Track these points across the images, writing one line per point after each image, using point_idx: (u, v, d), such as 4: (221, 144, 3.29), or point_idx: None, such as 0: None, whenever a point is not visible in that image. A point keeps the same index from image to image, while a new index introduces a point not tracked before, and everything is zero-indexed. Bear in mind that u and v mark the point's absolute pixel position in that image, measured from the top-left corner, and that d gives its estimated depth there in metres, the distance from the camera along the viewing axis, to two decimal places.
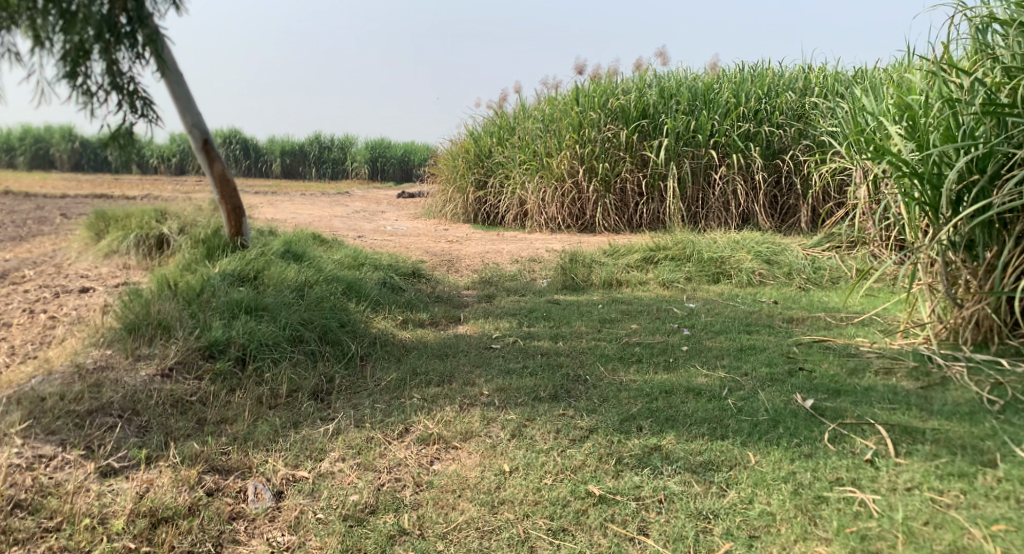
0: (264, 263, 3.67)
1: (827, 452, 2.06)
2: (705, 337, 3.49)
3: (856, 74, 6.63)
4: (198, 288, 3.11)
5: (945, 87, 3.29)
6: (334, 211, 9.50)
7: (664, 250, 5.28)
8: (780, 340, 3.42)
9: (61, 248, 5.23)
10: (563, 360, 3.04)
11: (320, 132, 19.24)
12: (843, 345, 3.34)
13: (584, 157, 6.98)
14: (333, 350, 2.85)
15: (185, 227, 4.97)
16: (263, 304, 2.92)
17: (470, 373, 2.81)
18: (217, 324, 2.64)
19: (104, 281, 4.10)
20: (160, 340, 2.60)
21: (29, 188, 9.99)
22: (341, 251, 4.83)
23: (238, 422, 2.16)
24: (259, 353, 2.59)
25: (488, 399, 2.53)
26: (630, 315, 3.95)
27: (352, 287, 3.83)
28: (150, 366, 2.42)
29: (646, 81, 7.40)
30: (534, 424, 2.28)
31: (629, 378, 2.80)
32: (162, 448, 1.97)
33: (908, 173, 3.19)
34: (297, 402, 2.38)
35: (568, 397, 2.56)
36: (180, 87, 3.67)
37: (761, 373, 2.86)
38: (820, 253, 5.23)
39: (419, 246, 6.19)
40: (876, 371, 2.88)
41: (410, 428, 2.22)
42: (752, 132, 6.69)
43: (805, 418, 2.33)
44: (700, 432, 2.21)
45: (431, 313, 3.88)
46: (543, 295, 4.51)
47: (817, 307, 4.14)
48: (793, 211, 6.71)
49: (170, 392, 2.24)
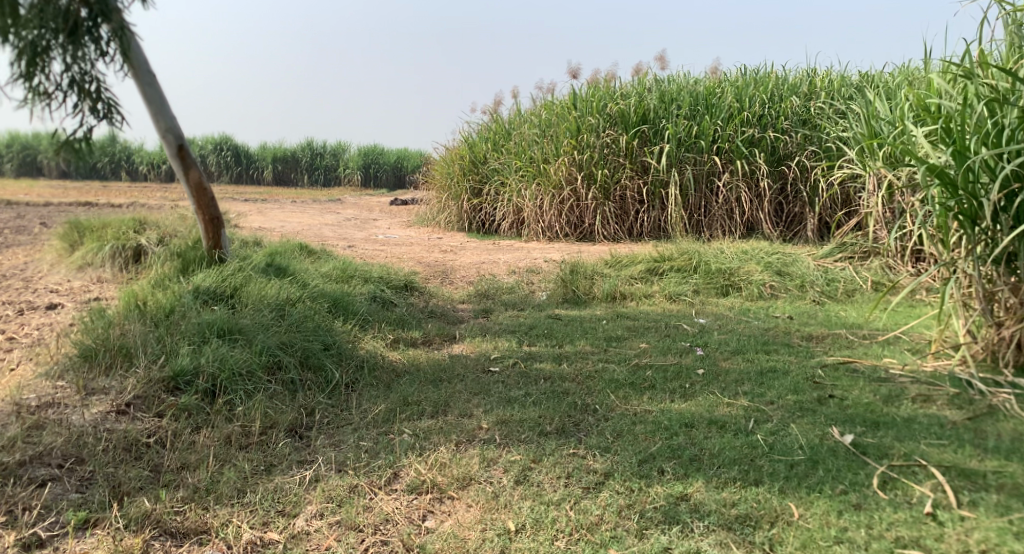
0: (243, 278, 3.38)
1: (880, 503, 1.82)
2: (720, 358, 3.22)
3: (864, 79, 6.41)
4: (167, 308, 2.82)
5: (980, 89, 3.02)
6: (325, 219, 9.21)
7: (669, 261, 5.02)
8: (802, 362, 3.16)
9: (34, 260, 4.92)
10: (568, 386, 2.76)
11: (311, 138, 18.95)
12: (871, 367, 3.07)
13: (582, 164, 6.72)
14: (315, 378, 2.58)
15: (164, 238, 4.68)
16: (239, 327, 2.63)
17: (468, 401, 2.54)
18: (184, 350, 2.36)
19: (74, 297, 3.80)
20: (120, 370, 2.33)
21: (11, 195, 9.66)
22: (329, 263, 4.55)
23: (200, 468, 1.88)
24: (231, 385, 2.30)
25: (488, 434, 2.25)
26: (637, 333, 3.69)
27: (338, 303, 3.55)
28: (104, 402, 2.14)
29: (645, 85, 7.14)
30: (541, 467, 2.00)
31: (643, 408, 2.52)
32: (104, 506, 1.69)
33: (943, 181, 2.92)
34: (273, 441, 2.10)
35: (577, 431, 2.29)
36: (152, 90, 3.38)
37: (789, 402, 2.59)
38: (833, 264, 4.98)
39: (412, 257, 5.91)
40: (913, 398, 2.62)
41: (399, 473, 1.95)
42: (756, 137, 6.45)
43: (846, 458, 2.07)
44: (730, 477, 1.95)
45: (423, 331, 3.59)
46: (543, 310, 4.24)
47: (835, 323, 3.88)
48: (799, 220, 6.48)
49: (123, 434, 1.97)
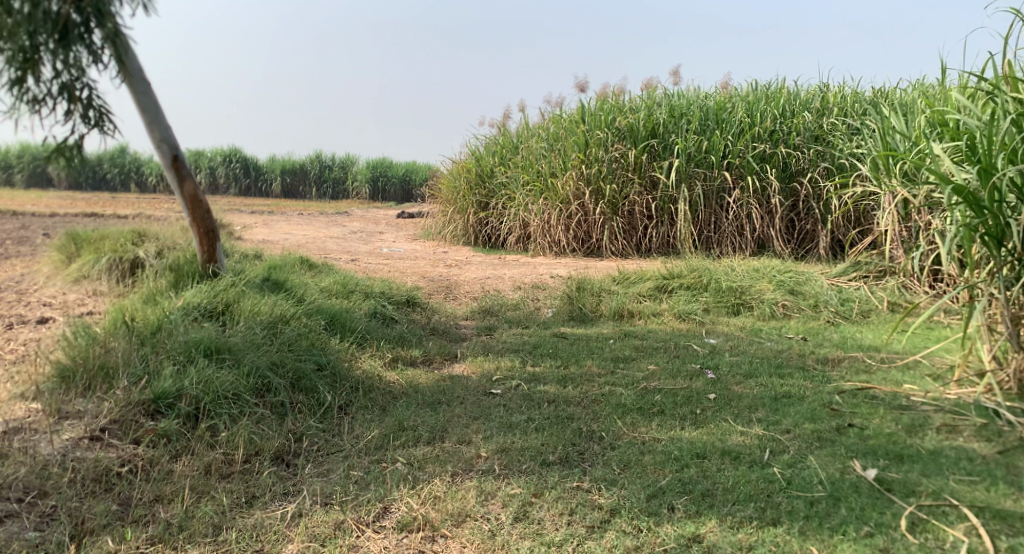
0: (236, 294, 3.27)
1: (909, 547, 1.68)
2: (733, 382, 3.07)
3: (878, 94, 6.30)
4: (155, 325, 2.71)
5: (1006, 105, 2.91)
6: (331, 232, 9.12)
7: (678, 278, 4.88)
8: (818, 387, 3.01)
9: (31, 271, 4.82)
10: (572, 411, 2.62)
11: (320, 152, 18.98)
12: (891, 394, 2.92)
13: (590, 178, 6.60)
14: (307, 400, 2.46)
15: (163, 251, 4.59)
16: (228, 345, 2.52)
17: (467, 428, 2.40)
18: (167, 372, 2.25)
19: (67, 311, 3.70)
20: (99, 392, 2.21)
21: (17, 206, 9.61)
22: (329, 278, 4.44)
23: (174, 502, 1.79)
24: (216, 410, 2.19)
25: (487, 464, 2.12)
26: (645, 353, 3.55)
27: (336, 320, 3.43)
28: (78, 427, 2.03)
29: (655, 99, 7.04)
30: (541, 502, 1.88)
31: (652, 436, 2.38)
32: (63, 546, 1.60)
33: (968, 200, 2.80)
34: (256, 470, 1.99)
35: (581, 461, 2.16)
36: (146, 98, 3.30)
37: (806, 431, 2.44)
38: (848, 283, 4.82)
39: (416, 271, 5.80)
40: (937, 429, 2.47)
41: (389, 508, 1.84)
42: (768, 152, 6.33)
43: (870, 495, 1.93)
44: (746, 516, 1.82)
45: (424, 350, 3.47)
46: (548, 328, 4.11)
47: (852, 345, 3.73)
48: (811, 237, 6.34)
49: (93, 463, 1.87)
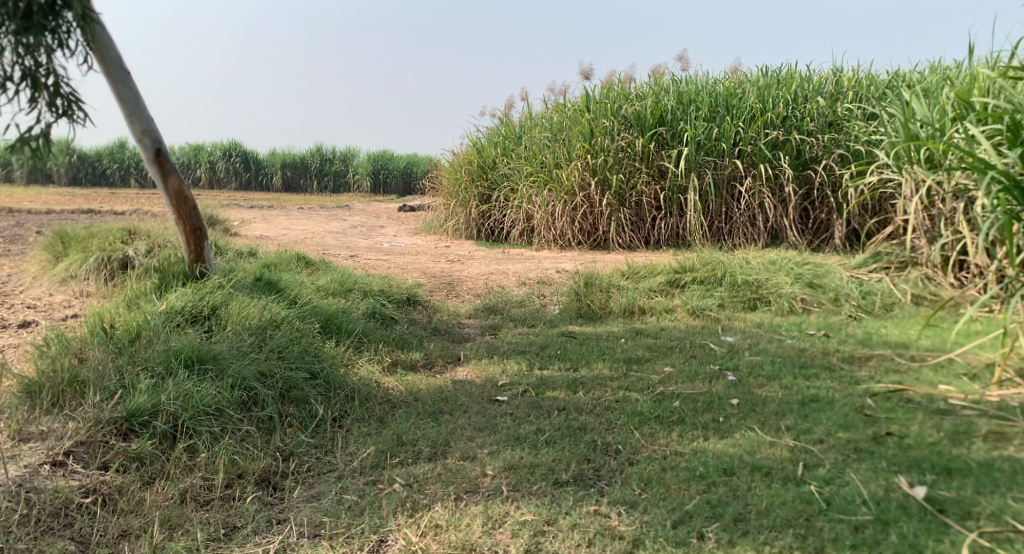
0: (224, 296, 3.07)
1: None
2: (755, 384, 2.86)
3: (894, 78, 6.06)
4: (135, 331, 2.51)
5: None
6: (332, 227, 8.91)
7: (691, 271, 4.66)
8: (847, 389, 2.80)
9: (18, 272, 4.62)
10: (585, 420, 2.42)
11: (320, 145, 18.75)
12: (927, 397, 2.70)
13: (596, 169, 6.37)
14: (298, 412, 2.27)
15: (154, 249, 4.39)
16: (212, 354, 2.32)
17: (471, 441, 2.20)
18: (143, 385, 2.06)
19: (51, 314, 3.50)
20: (67, 409, 2.02)
21: (17, 203, 9.42)
22: (326, 275, 4.24)
23: (142, 539, 1.61)
24: (196, 427, 2.00)
25: (493, 483, 1.92)
26: (660, 353, 3.35)
27: (332, 321, 3.23)
28: (39, 451, 1.85)
29: (663, 87, 6.78)
30: (555, 531, 1.69)
31: (673, 449, 2.18)
32: None
33: (1011, 186, 2.59)
34: (238, 496, 1.81)
35: (597, 480, 1.96)
36: (127, 88, 3.11)
37: (841, 441, 2.24)
38: (867, 274, 4.59)
39: (417, 267, 5.59)
40: (984, 437, 2.26)
41: (385, 540, 1.65)
42: (780, 139, 6.09)
43: (923, 518, 1.74)
44: (785, 546, 1.64)
45: (425, 352, 3.26)
46: (556, 326, 3.90)
47: (878, 342, 3.52)
48: (825, 226, 6.13)
49: (51, 495, 1.69)
